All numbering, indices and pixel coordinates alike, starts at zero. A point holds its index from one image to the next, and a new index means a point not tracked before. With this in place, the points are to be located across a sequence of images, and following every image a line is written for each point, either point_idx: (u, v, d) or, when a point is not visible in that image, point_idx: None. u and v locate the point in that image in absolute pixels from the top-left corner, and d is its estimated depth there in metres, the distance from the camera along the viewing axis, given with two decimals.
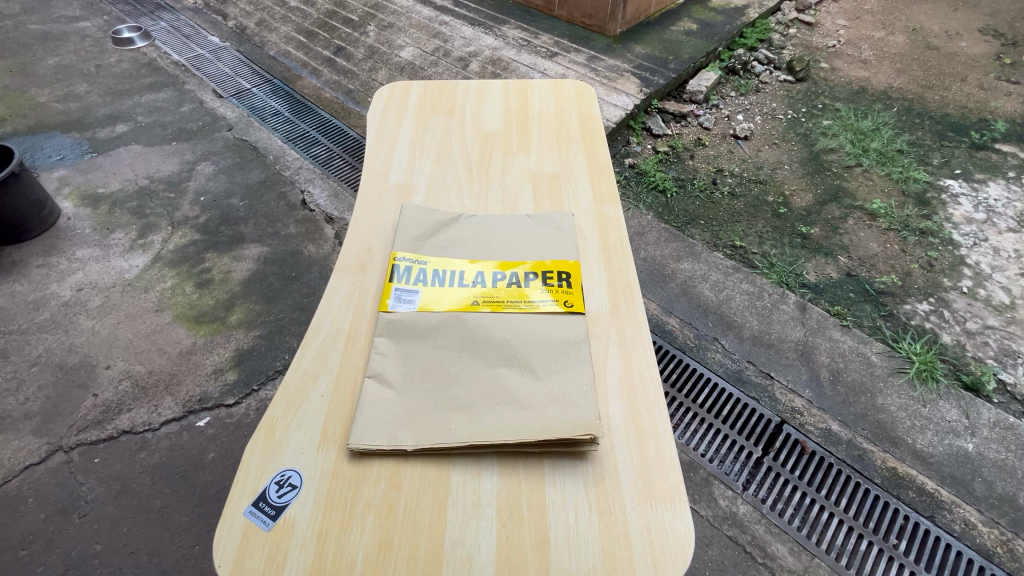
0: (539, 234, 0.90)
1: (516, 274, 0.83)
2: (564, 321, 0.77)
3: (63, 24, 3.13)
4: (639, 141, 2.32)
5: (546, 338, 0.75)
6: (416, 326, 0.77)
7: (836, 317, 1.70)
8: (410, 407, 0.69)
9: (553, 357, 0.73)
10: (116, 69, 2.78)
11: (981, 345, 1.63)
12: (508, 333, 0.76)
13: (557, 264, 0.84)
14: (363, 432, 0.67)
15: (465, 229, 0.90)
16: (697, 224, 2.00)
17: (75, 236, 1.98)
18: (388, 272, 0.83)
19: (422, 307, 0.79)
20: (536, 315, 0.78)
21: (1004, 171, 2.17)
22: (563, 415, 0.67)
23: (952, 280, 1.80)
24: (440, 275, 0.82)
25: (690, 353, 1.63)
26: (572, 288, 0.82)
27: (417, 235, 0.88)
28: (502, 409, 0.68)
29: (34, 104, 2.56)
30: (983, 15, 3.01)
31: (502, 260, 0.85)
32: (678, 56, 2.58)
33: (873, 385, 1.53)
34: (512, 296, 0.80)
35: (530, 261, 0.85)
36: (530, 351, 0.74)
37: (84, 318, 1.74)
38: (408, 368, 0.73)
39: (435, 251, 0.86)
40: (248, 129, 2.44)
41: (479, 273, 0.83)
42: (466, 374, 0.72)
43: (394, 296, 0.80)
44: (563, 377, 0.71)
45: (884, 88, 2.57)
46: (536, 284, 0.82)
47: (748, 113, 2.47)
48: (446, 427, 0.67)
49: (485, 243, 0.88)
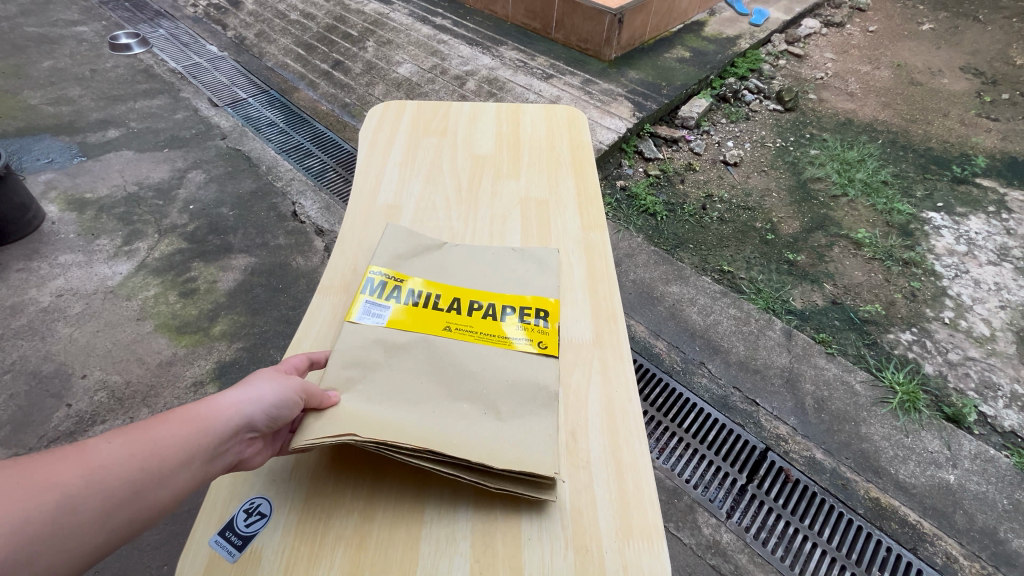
0: (521, 268, 0.90)
1: (499, 308, 0.83)
2: (537, 364, 0.76)
3: (60, 28, 3.14)
4: (631, 164, 2.35)
5: (519, 379, 0.74)
6: (384, 347, 0.76)
7: (822, 344, 1.71)
8: (359, 412, 0.67)
9: (515, 401, 0.71)
10: (112, 74, 2.78)
11: (962, 376, 1.65)
12: (478, 364, 0.75)
13: (542, 301, 0.85)
14: (318, 429, 0.64)
15: (449, 257, 0.91)
16: (686, 247, 2.03)
17: (59, 240, 1.96)
18: (363, 281, 0.85)
19: (393, 321, 0.80)
20: (512, 355, 0.77)
21: (984, 205, 2.23)
22: (522, 451, 0.65)
23: (935, 310, 1.83)
24: (416, 299, 0.83)
25: (676, 377, 1.63)
26: (549, 329, 0.81)
27: (396, 254, 0.90)
28: (459, 431, 0.66)
29: (26, 106, 2.54)
30: (965, 54, 3.13)
31: (482, 290, 0.85)
32: (670, 82, 2.63)
33: (857, 413, 1.54)
34: (493, 330, 0.80)
35: (506, 295, 0.85)
36: (504, 395, 0.72)
37: (62, 325, 1.70)
38: (372, 386, 0.71)
39: (412, 271, 0.87)
40: (242, 138, 2.44)
41: (454, 300, 0.83)
42: (429, 400, 0.70)
43: (363, 308, 0.81)
44: (525, 421, 0.69)
45: (870, 120, 2.65)
46: (513, 318, 0.82)
47: (738, 140, 2.52)
48: (397, 432, 0.64)
49: (464, 273, 0.88)
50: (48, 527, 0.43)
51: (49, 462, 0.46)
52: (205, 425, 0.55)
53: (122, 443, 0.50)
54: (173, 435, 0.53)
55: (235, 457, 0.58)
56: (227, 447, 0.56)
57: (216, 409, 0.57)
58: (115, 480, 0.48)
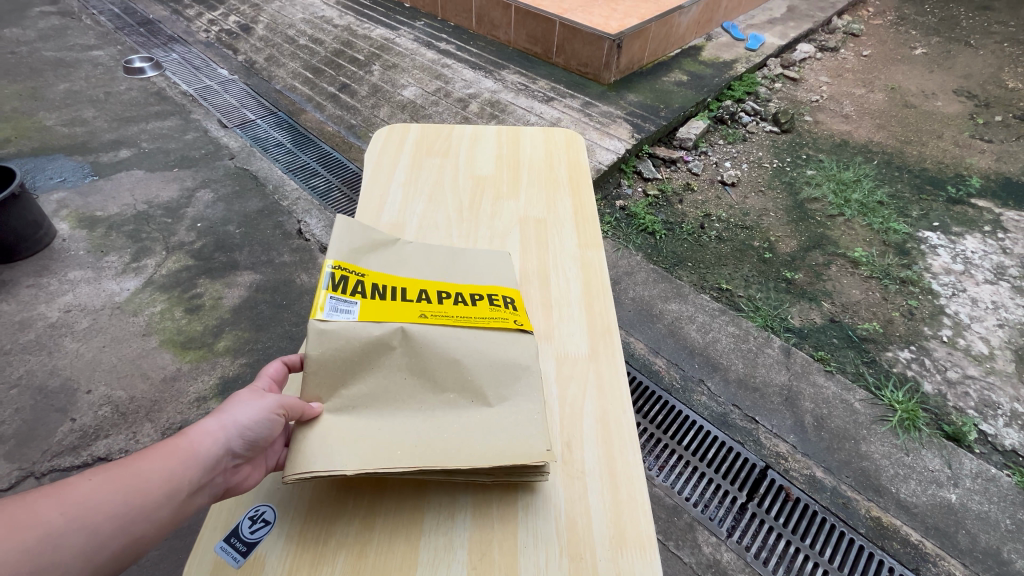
0: (492, 260, 0.94)
1: (472, 295, 0.85)
2: (516, 341, 0.78)
3: (76, 52, 3.24)
4: (630, 184, 2.40)
5: (492, 359, 0.75)
6: (350, 343, 0.72)
7: (821, 362, 1.72)
8: (347, 426, 0.67)
9: (502, 382, 0.73)
10: (125, 97, 2.87)
11: (962, 395, 1.65)
12: (459, 350, 0.75)
13: (510, 289, 0.89)
14: (310, 457, 0.63)
15: (412, 251, 0.91)
16: (684, 266, 2.06)
17: (69, 257, 2.00)
18: (324, 278, 0.78)
19: (364, 317, 0.75)
20: (478, 334, 0.77)
21: (980, 225, 2.26)
22: (514, 437, 0.67)
23: (933, 329, 1.84)
24: (382, 292, 0.80)
25: (675, 394, 1.64)
26: (518, 309, 0.85)
27: (357, 247, 0.87)
28: (449, 435, 0.66)
29: (41, 127, 2.62)
30: (957, 77, 3.20)
31: (450, 281, 0.86)
32: (668, 105, 2.69)
33: (857, 431, 1.54)
34: (467, 317, 0.80)
35: (481, 283, 0.88)
36: (476, 372, 0.73)
37: (69, 340, 1.73)
38: (355, 391, 0.70)
39: (379, 266, 0.85)
40: (250, 158, 2.50)
41: (423, 291, 0.83)
42: (416, 401, 0.70)
43: (329, 307, 0.74)
44: (512, 404, 0.70)
45: (865, 142, 2.70)
46: (486, 303, 0.84)
47: (736, 161, 2.57)
48: (389, 451, 0.64)
49: (436, 267, 0.89)
50: (31, 564, 0.49)
51: (37, 500, 0.51)
52: (183, 458, 0.58)
53: (102, 480, 0.54)
54: (152, 469, 0.57)
55: (219, 485, 0.62)
56: (208, 478, 0.60)
57: (195, 439, 0.61)
58: (99, 515, 0.53)
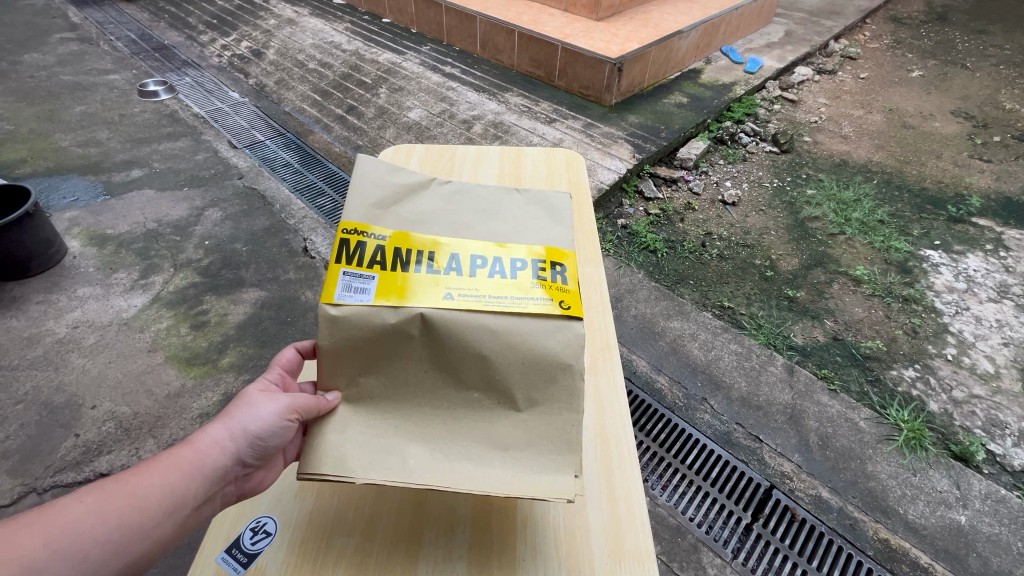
0: (534, 224, 0.78)
1: (508, 263, 0.70)
2: (558, 327, 0.64)
3: (93, 76, 3.35)
4: (632, 203, 2.43)
5: (525, 353, 0.63)
6: (362, 329, 0.62)
7: (824, 381, 1.71)
8: (363, 426, 0.62)
9: (535, 384, 0.63)
10: (139, 119, 2.95)
11: (968, 414, 1.64)
12: (490, 338, 0.63)
13: (556, 252, 0.73)
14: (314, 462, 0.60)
15: (441, 200, 0.78)
16: (686, 284, 2.07)
17: (79, 274, 2.03)
18: (336, 249, 0.67)
19: (379, 297, 0.63)
20: (511, 317, 0.64)
21: (982, 243, 2.26)
22: (545, 457, 0.60)
23: (937, 347, 1.83)
24: (404, 258, 0.68)
25: (678, 413, 1.63)
26: (569, 285, 0.69)
27: (377, 200, 0.74)
28: (469, 445, 0.61)
29: (57, 147, 2.69)
30: (954, 99, 3.25)
31: (485, 244, 0.72)
32: (668, 126, 2.74)
33: (862, 451, 1.52)
34: (499, 292, 0.66)
35: (521, 248, 0.73)
36: (506, 369, 0.63)
37: (76, 355, 1.75)
38: (372, 386, 0.64)
39: (399, 224, 0.72)
40: (258, 178, 2.55)
41: (455, 256, 0.70)
42: (437, 400, 0.63)
43: (342, 285, 0.64)
44: (544, 416, 0.62)
45: (864, 162, 2.73)
46: (527, 275, 0.69)
47: (736, 180, 2.60)
48: (401, 464, 0.59)
49: (466, 223, 0.76)
50: None
51: (37, 521, 0.51)
52: (187, 474, 0.58)
53: (93, 502, 0.54)
54: (152, 485, 0.57)
55: (231, 492, 0.63)
56: (213, 491, 0.60)
57: (199, 452, 0.60)
58: (98, 535, 0.53)
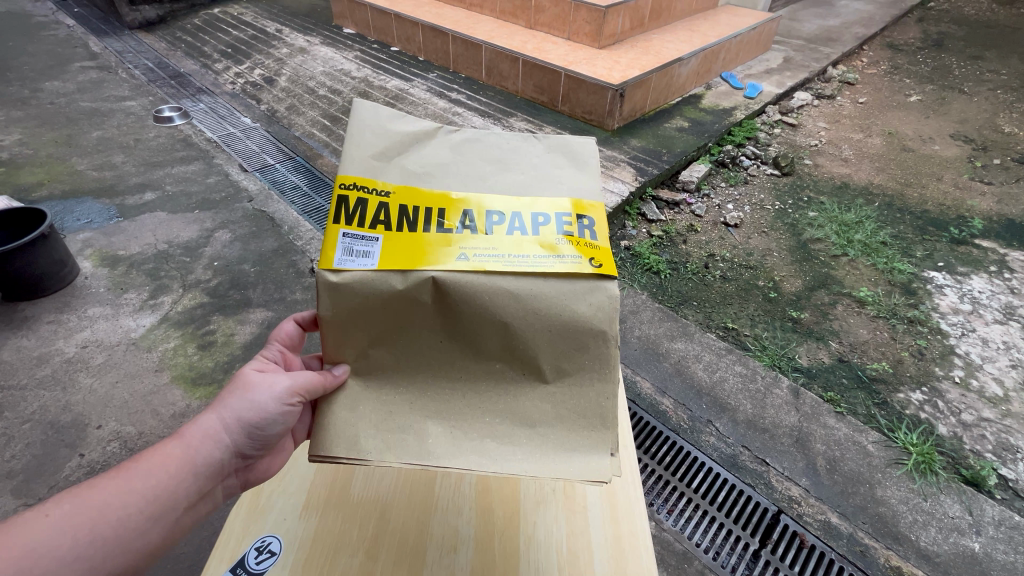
0: (554, 171, 0.74)
1: (529, 218, 0.69)
2: (584, 287, 0.64)
3: (111, 103, 3.46)
4: (635, 225, 2.45)
5: (552, 321, 0.64)
6: (372, 297, 0.64)
7: (831, 403, 1.70)
8: (380, 401, 0.67)
9: (560, 354, 0.65)
10: (153, 143, 3.03)
11: (978, 437, 1.62)
12: (508, 301, 0.64)
13: (580, 205, 0.71)
14: (335, 441, 0.65)
15: (449, 147, 0.74)
16: (690, 305, 2.07)
17: (90, 294, 2.07)
18: (333, 208, 0.66)
19: (384, 263, 0.64)
20: (535, 280, 0.64)
21: (986, 265, 2.26)
22: (572, 434, 0.65)
23: (944, 369, 1.82)
24: (410, 217, 0.67)
25: (683, 435, 1.62)
26: (598, 242, 0.68)
27: (378, 152, 0.71)
28: (489, 420, 0.66)
29: (73, 171, 2.76)
30: (953, 123, 3.29)
31: (498, 199, 0.70)
32: (670, 149, 2.79)
33: (871, 475, 1.50)
34: (519, 250, 0.66)
35: (541, 200, 0.71)
36: (530, 339, 0.64)
37: (84, 375, 1.77)
38: (386, 357, 0.67)
39: (404, 178, 0.70)
40: (267, 201, 2.60)
41: (469, 214, 0.69)
42: (455, 372, 0.67)
43: (342, 248, 0.65)
44: (570, 387, 0.66)
45: (865, 184, 2.75)
46: (550, 230, 0.68)
47: (738, 203, 2.62)
48: (418, 442, 0.64)
49: (479, 174, 0.73)
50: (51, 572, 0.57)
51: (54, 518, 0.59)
52: (186, 469, 0.66)
53: (97, 496, 0.61)
54: (154, 480, 0.64)
55: (234, 483, 0.73)
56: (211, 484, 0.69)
57: (196, 450, 0.68)
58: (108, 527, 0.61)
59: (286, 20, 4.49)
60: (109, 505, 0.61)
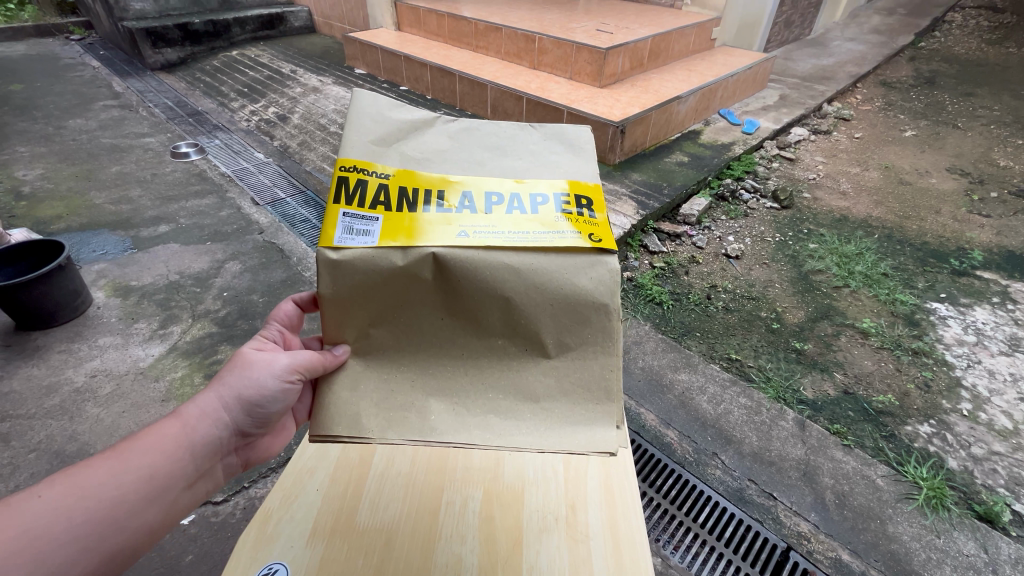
0: (550, 157, 0.80)
1: (529, 198, 0.73)
2: (584, 258, 0.68)
3: (130, 139, 3.60)
4: (637, 256, 2.49)
5: (555, 295, 0.68)
6: (374, 275, 0.67)
7: (837, 436, 1.68)
8: (381, 379, 0.71)
9: (562, 329, 0.69)
10: (170, 178, 3.14)
11: (989, 472, 1.59)
12: (509, 275, 0.67)
13: (577, 186, 0.76)
14: (342, 421, 0.69)
15: (447, 136, 0.79)
16: (693, 335, 2.08)
17: (101, 324, 2.10)
18: (334, 189, 0.69)
19: (384, 239, 0.67)
20: (535, 254, 0.68)
21: (989, 296, 2.27)
22: (575, 407, 0.70)
23: (952, 402, 1.80)
24: (409, 198, 0.71)
25: (689, 468, 1.60)
26: (597, 219, 0.72)
27: (377, 139, 0.75)
28: (493, 394, 0.70)
29: (91, 205, 2.85)
30: (949, 157, 3.36)
31: (497, 181, 0.75)
32: (671, 183, 2.85)
33: (882, 510, 1.47)
34: (518, 228, 0.70)
35: (540, 182, 0.76)
36: (532, 313, 0.68)
37: (92, 404, 1.78)
38: (387, 338, 0.71)
39: (403, 163, 0.74)
40: (277, 233, 2.67)
41: (468, 195, 0.73)
42: (456, 350, 0.71)
43: (343, 227, 0.68)
44: (570, 359, 0.70)
45: (864, 217, 2.80)
46: (550, 209, 0.72)
47: (738, 235, 2.67)
48: (420, 419, 0.69)
49: (477, 160, 0.77)
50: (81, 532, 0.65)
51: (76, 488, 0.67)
52: (194, 445, 0.76)
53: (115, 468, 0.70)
54: (166, 453, 0.73)
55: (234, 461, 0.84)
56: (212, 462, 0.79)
57: (200, 428, 0.77)
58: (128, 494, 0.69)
59: (301, 62, 4.70)
60: (127, 474, 0.70)
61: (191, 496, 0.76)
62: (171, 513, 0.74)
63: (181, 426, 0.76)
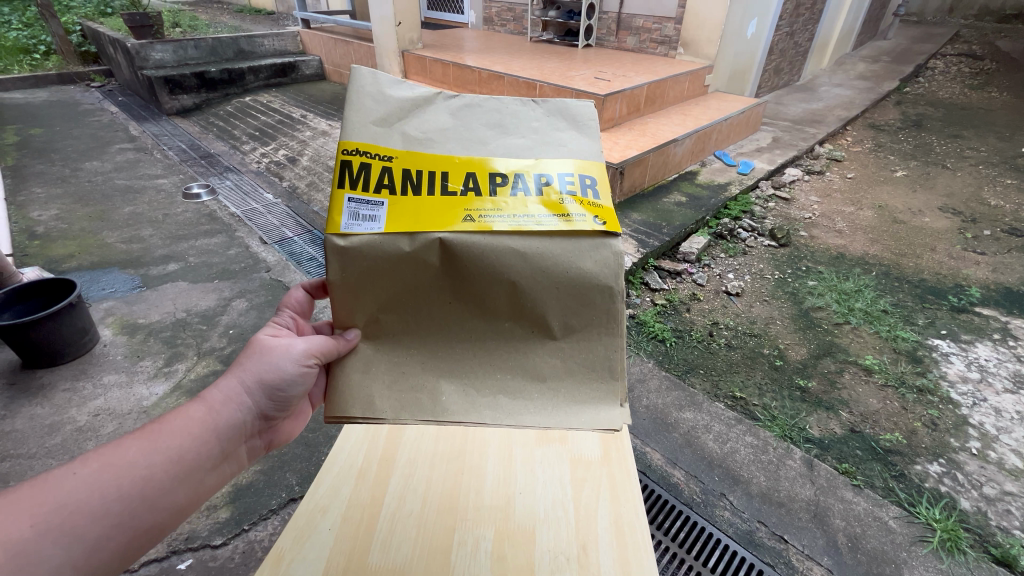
0: (555, 134, 0.80)
1: (533, 178, 0.74)
2: (590, 243, 0.71)
3: (144, 181, 3.71)
4: (639, 294, 2.52)
5: (560, 278, 0.71)
6: (383, 260, 0.70)
7: (846, 476, 1.66)
8: (391, 360, 0.74)
9: (567, 313, 0.72)
10: (181, 218, 3.22)
11: (1003, 513, 1.56)
12: (514, 258, 0.70)
13: (582, 166, 0.76)
14: (352, 404, 0.72)
15: (450, 112, 0.79)
16: (696, 373, 2.09)
17: (107, 362, 2.11)
18: (338, 173, 0.70)
19: (391, 226, 0.69)
20: (542, 239, 0.71)
21: (989, 333, 2.29)
22: (581, 386, 0.73)
23: (960, 441, 1.79)
24: (414, 180, 0.72)
25: (697, 509, 1.57)
26: (601, 200, 0.73)
27: (379, 119, 0.74)
28: (501, 374, 0.73)
29: (102, 244, 2.92)
30: (940, 196, 3.45)
31: (501, 160, 0.76)
32: (670, 222, 2.92)
33: (897, 554, 1.44)
34: (524, 211, 0.72)
35: (543, 163, 0.76)
36: (539, 296, 0.71)
37: (93, 444, 1.77)
38: (396, 323, 0.73)
39: (406, 143, 0.74)
40: (284, 271, 2.72)
41: (473, 176, 0.73)
42: (464, 331, 0.74)
43: (349, 213, 0.69)
44: (575, 341, 0.74)
45: (861, 254, 2.85)
46: (555, 189, 0.73)
47: (738, 272, 2.71)
48: (431, 401, 0.72)
49: (479, 138, 0.77)
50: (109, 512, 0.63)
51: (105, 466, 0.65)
52: (218, 428, 0.73)
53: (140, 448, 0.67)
54: (190, 436, 0.71)
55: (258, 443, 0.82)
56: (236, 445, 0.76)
57: (223, 411, 0.75)
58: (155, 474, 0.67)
59: (311, 107, 4.90)
60: (152, 453, 0.68)
61: (217, 478, 0.73)
62: (196, 496, 0.71)
63: (206, 408, 0.74)
